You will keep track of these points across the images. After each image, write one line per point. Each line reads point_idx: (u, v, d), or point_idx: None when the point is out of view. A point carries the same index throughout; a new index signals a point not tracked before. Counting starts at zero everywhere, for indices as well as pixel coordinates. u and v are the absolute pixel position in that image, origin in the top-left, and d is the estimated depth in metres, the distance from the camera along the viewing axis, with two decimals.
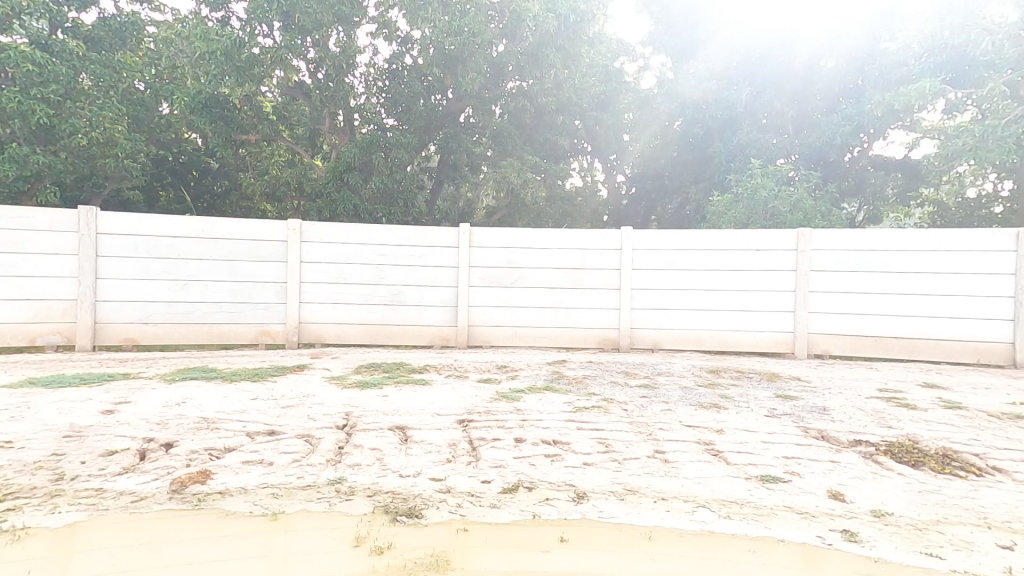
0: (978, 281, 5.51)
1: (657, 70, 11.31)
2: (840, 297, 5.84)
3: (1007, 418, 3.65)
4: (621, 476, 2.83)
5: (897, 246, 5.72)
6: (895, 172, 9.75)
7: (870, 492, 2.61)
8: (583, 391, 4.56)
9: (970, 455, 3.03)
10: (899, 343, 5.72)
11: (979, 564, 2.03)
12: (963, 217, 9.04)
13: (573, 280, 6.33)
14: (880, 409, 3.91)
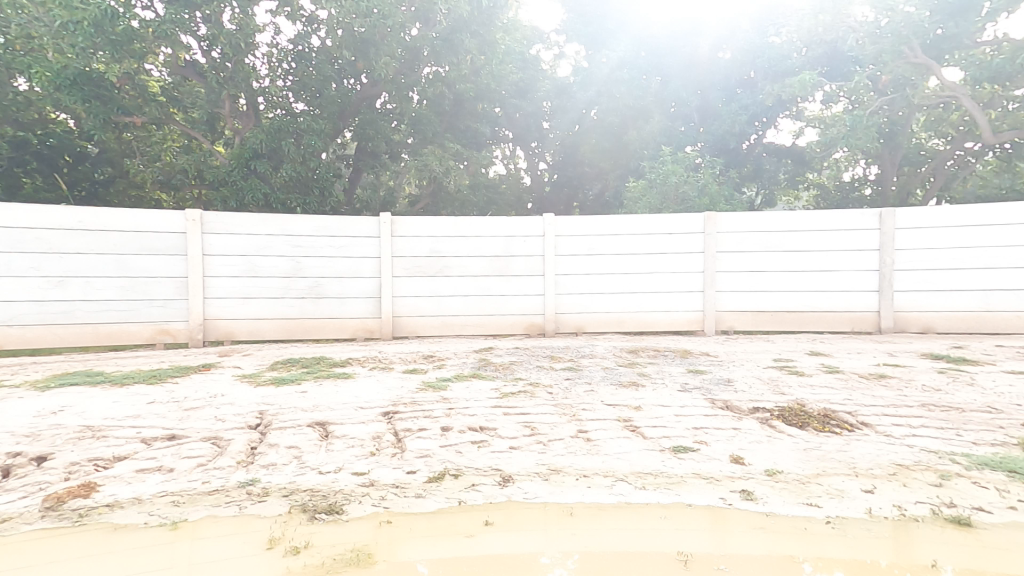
0: (859, 258, 6.07)
1: (572, 57, 11.51)
2: (742, 276, 6.26)
3: (874, 378, 4.11)
4: (546, 458, 2.89)
5: (792, 227, 6.20)
6: (786, 159, 10.55)
7: (766, 454, 2.84)
8: (510, 376, 4.63)
9: (845, 413, 3.38)
10: (794, 317, 6.22)
11: (848, 508, 2.27)
12: (841, 199, 9.89)
13: (499, 267, 6.37)
14: (775, 378, 4.27)
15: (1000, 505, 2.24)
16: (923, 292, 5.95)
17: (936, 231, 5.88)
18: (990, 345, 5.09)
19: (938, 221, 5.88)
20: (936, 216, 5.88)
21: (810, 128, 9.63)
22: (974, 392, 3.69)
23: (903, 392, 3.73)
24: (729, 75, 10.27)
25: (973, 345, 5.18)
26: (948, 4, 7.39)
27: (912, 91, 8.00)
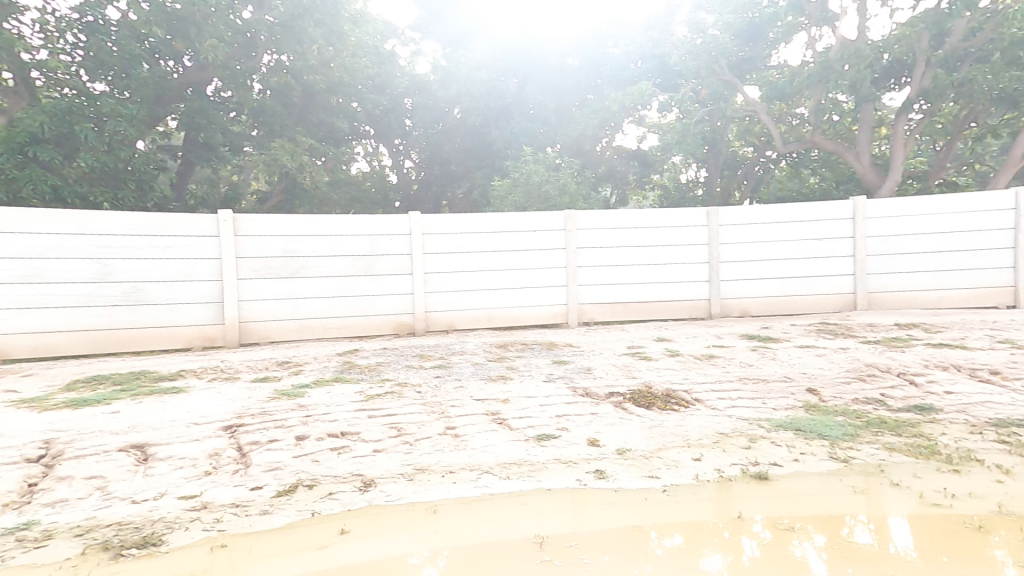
0: (696, 251, 6.77)
1: (430, 55, 11.50)
2: (599, 270, 6.68)
3: (705, 358, 4.64)
4: (412, 457, 2.82)
5: (641, 224, 6.75)
6: (632, 161, 11.48)
7: (618, 434, 3.04)
8: (377, 378, 4.46)
9: (682, 391, 3.75)
10: (645, 307, 6.78)
11: (679, 476, 2.51)
12: (680, 199, 11.30)
13: (364, 267, 6.11)
14: (628, 363, 4.62)
15: (789, 459, 2.65)
16: (748, 280, 6.74)
17: (755, 227, 6.70)
18: (788, 325, 6.00)
19: (754, 218, 6.70)
20: (754, 213, 6.69)
21: (650, 133, 10.68)
22: (775, 364, 4.34)
23: (726, 369, 4.25)
24: (579, 80, 10.92)
25: (778, 325, 6.06)
26: (741, 30, 8.89)
27: (725, 105, 9.23)
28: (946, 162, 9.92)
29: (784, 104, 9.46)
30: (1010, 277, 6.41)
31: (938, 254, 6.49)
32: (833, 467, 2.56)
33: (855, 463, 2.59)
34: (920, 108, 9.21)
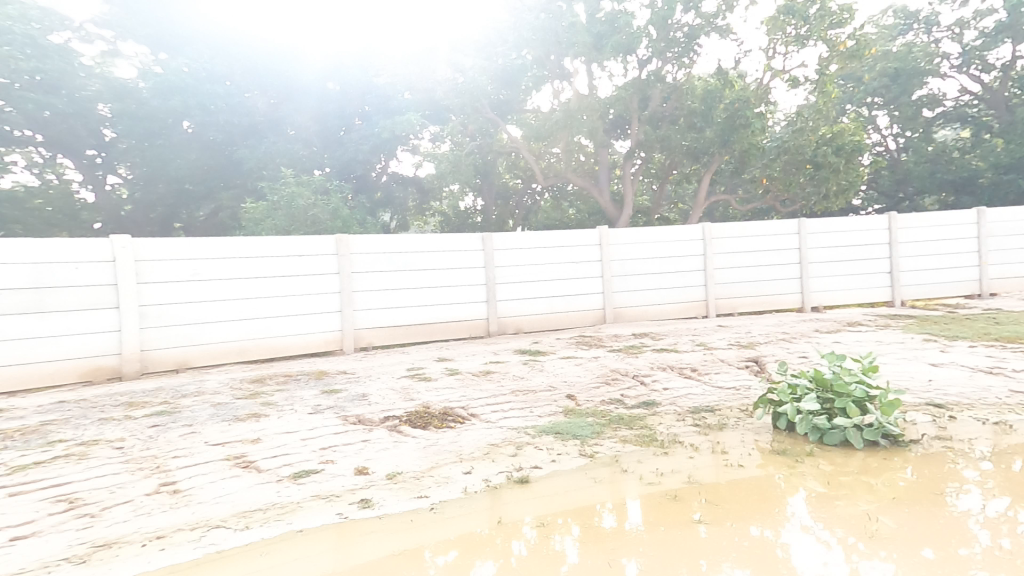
0: (472, 274, 7.12)
1: (132, 59, 10.91)
2: (376, 294, 6.57)
3: (483, 374, 4.90)
4: (87, 533, 2.29)
5: (420, 248, 6.87)
6: (411, 188, 11.95)
7: (389, 459, 3.00)
8: (40, 441, 3.53)
9: (460, 408, 3.89)
10: (422, 329, 6.88)
11: (448, 492, 2.58)
12: (461, 224, 12.40)
13: (29, 302, 4.89)
14: (407, 386, 4.58)
15: (548, 461, 2.96)
16: (525, 299, 7.35)
17: (524, 251, 7.35)
18: (552, 339, 6.72)
19: (524, 243, 7.35)
20: (523, 239, 7.36)
21: (426, 162, 11.15)
22: (543, 375, 4.82)
23: (501, 383, 4.55)
24: (324, 103, 11.32)
25: (545, 339, 6.73)
26: (498, 79, 10.91)
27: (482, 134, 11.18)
28: (662, 200, 12.86)
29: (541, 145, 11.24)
30: (703, 294, 7.93)
31: (659, 275, 7.80)
32: (582, 462, 2.97)
33: (599, 457, 3.06)
34: (641, 157, 11.97)
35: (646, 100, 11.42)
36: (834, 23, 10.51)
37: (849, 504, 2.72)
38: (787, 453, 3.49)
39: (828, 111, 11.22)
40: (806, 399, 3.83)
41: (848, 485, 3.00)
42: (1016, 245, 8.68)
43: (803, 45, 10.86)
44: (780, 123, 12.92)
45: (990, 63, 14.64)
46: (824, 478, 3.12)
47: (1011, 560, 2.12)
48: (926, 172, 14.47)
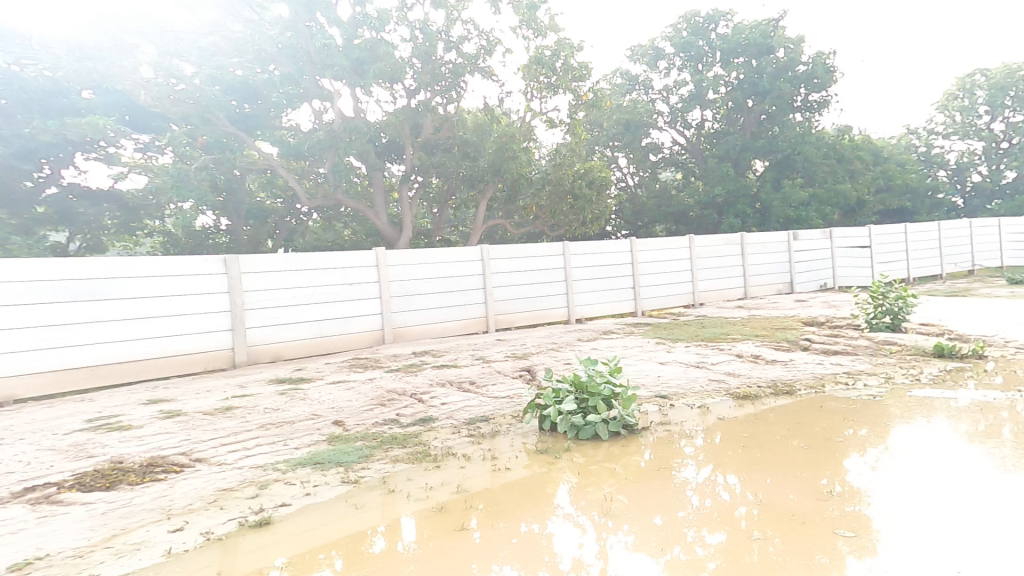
0: (202, 301, 6.23)
1: None
2: (36, 330, 5.17)
3: (217, 412, 4.48)
4: None
5: (128, 272, 5.74)
6: (104, 204, 12.18)
7: (35, 540, 2.49)
8: None
9: (176, 455, 3.53)
10: (127, 368, 5.70)
11: (140, 559, 2.32)
12: (196, 245, 13.90)
13: None
14: (86, 440, 3.88)
15: (300, 495, 2.98)
16: (274, 326, 6.75)
17: (268, 275, 6.71)
18: (322, 364, 6.43)
19: (276, 265, 6.79)
20: (270, 261, 6.73)
21: (128, 174, 12.02)
22: (305, 404, 4.65)
23: (244, 419, 4.27)
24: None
25: (312, 365, 6.41)
26: (198, 106, 11.55)
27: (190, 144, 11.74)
28: (441, 222, 14.62)
29: (303, 164, 13.12)
30: (483, 310, 8.50)
31: (442, 294, 8.12)
32: (343, 489, 3.06)
33: (362, 481, 3.18)
34: (419, 182, 13.56)
35: (418, 127, 12.55)
36: (575, 77, 12.39)
37: (596, 490, 3.32)
38: (546, 451, 3.99)
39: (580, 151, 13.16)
40: (565, 401, 4.40)
41: (596, 472, 3.60)
42: (714, 265, 11.19)
43: (552, 93, 12.53)
44: (545, 156, 14.82)
45: (688, 122, 18.86)
46: (578, 468, 3.67)
47: (707, 516, 2.86)
48: (654, 205, 18.09)
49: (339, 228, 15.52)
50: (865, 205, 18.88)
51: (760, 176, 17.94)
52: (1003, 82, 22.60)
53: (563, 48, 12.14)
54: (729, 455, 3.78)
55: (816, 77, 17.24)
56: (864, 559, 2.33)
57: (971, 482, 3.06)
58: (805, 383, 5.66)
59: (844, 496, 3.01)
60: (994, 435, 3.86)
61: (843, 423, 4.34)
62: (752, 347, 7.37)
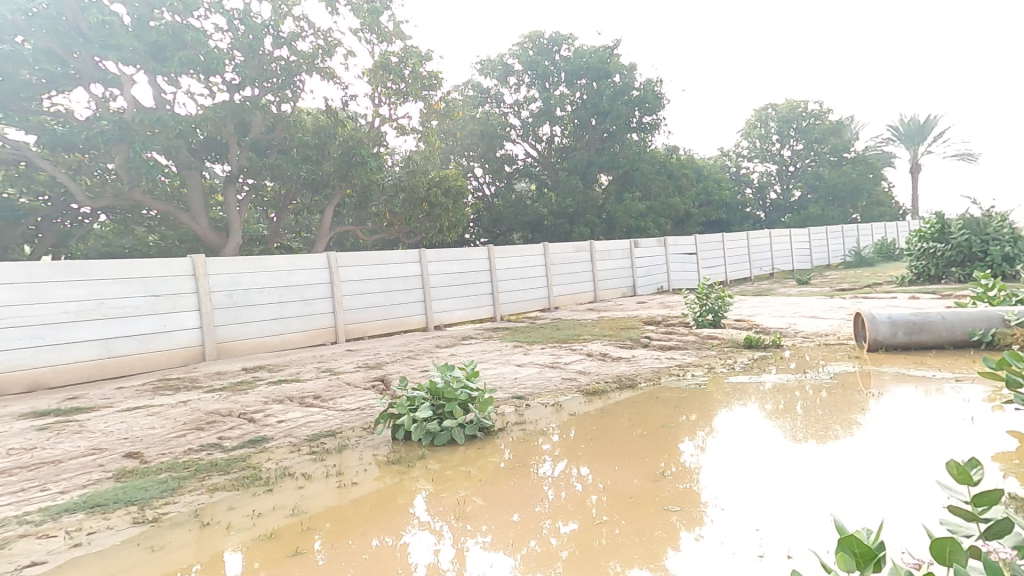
0: None
1: None
2: None
3: None
4: None
5: None
6: None
7: None
8: None
9: None
10: None
11: None
12: None
13: None
14: None
15: (70, 546, 2.67)
16: (29, 347, 5.58)
17: (19, 287, 5.51)
18: (107, 390, 5.55)
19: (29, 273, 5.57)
20: (24, 271, 5.54)
21: None
22: (79, 439, 4.14)
23: None
24: None
25: (92, 393, 5.49)
26: None
27: None
28: (277, 229, 13.76)
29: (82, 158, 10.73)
30: (332, 320, 8.13)
31: (280, 305, 7.61)
32: (137, 531, 2.82)
33: (163, 519, 2.95)
34: (249, 185, 12.58)
35: (245, 126, 11.75)
36: (425, 85, 12.51)
37: (451, 494, 3.36)
38: (399, 461, 3.93)
39: (434, 160, 13.65)
40: (420, 408, 4.38)
41: (451, 477, 3.64)
42: (567, 270, 11.92)
43: (402, 100, 12.47)
44: (399, 163, 14.77)
45: (539, 136, 19.97)
46: (433, 475, 3.67)
47: (561, 507, 3.06)
48: (511, 215, 18.87)
49: (139, 232, 13.86)
50: (691, 217, 21.48)
51: (606, 190, 19.57)
52: (789, 116, 27.22)
53: (411, 57, 12.14)
54: (581, 447, 4.04)
55: (648, 102, 19.19)
56: (691, 531, 2.66)
57: (771, 454, 3.63)
58: (645, 377, 6.24)
59: (676, 476, 3.39)
60: (789, 412, 4.59)
61: (676, 411, 4.86)
62: (600, 346, 7.97)
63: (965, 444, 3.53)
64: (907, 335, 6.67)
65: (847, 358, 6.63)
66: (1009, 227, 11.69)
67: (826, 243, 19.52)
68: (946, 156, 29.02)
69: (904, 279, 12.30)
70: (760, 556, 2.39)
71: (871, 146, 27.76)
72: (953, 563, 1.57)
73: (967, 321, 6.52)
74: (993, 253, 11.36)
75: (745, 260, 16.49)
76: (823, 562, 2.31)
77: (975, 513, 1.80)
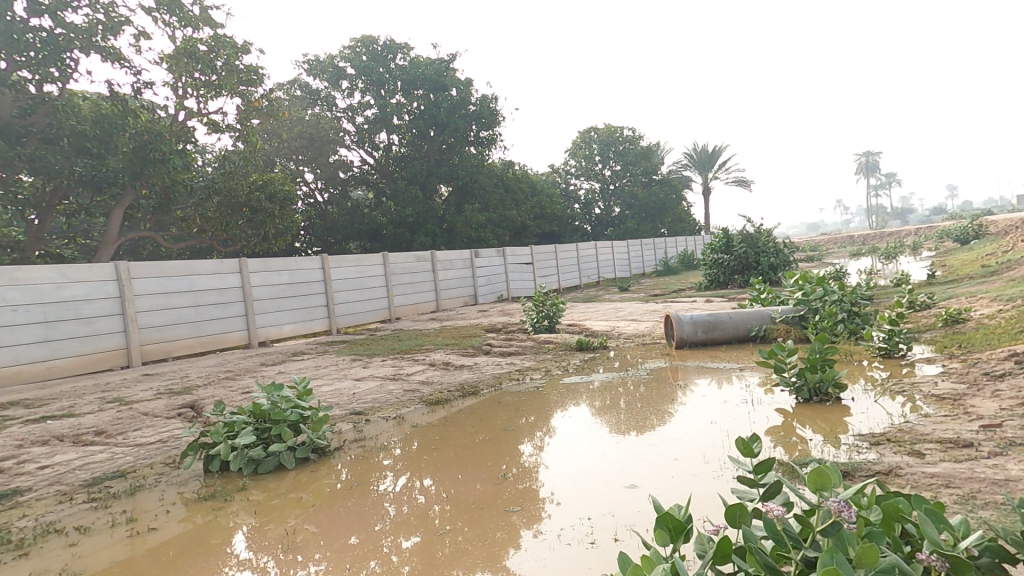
0: None
1: None
2: None
3: None
4: None
5: None
6: None
7: None
8: None
9: None
10: None
11: None
12: None
13: None
14: None
15: None
16: None
17: None
18: None
19: None
20: None
21: None
22: None
23: None
24: None
25: None
26: None
27: None
28: (44, 234, 11.40)
29: None
30: (123, 341, 6.97)
31: (45, 325, 6.30)
32: None
33: None
34: None
35: None
36: (243, 80, 11.51)
37: (278, 525, 3.07)
38: (214, 496, 3.47)
39: (255, 162, 12.55)
40: (240, 434, 3.91)
41: (277, 507, 3.32)
42: (407, 280, 11.76)
43: (214, 95, 11.30)
44: (212, 162, 13.31)
45: (376, 143, 19.58)
46: (255, 507, 3.32)
47: (403, 522, 2.98)
48: (347, 223, 18.26)
49: None
50: (526, 229, 22.80)
51: (446, 201, 19.77)
52: (608, 139, 30.32)
53: (222, 46, 11.00)
54: (424, 458, 3.97)
55: (484, 117, 19.88)
56: (531, 528, 2.78)
57: (600, 449, 3.95)
58: (487, 383, 6.37)
59: (516, 477, 3.52)
60: (613, 408, 5.05)
61: (516, 414, 5.04)
62: (443, 355, 7.97)
63: (747, 423, 4.20)
64: (705, 333, 7.78)
65: (661, 356, 7.51)
66: (773, 241, 14.41)
67: (641, 254, 22.07)
68: (728, 182, 34.75)
69: (702, 284, 14.37)
70: (592, 544, 2.58)
71: (673, 170, 32.11)
72: (741, 525, 1.89)
73: (747, 319, 7.82)
74: (763, 264, 13.86)
75: (575, 269, 17.89)
76: (643, 540, 2.57)
77: (756, 480, 2.17)
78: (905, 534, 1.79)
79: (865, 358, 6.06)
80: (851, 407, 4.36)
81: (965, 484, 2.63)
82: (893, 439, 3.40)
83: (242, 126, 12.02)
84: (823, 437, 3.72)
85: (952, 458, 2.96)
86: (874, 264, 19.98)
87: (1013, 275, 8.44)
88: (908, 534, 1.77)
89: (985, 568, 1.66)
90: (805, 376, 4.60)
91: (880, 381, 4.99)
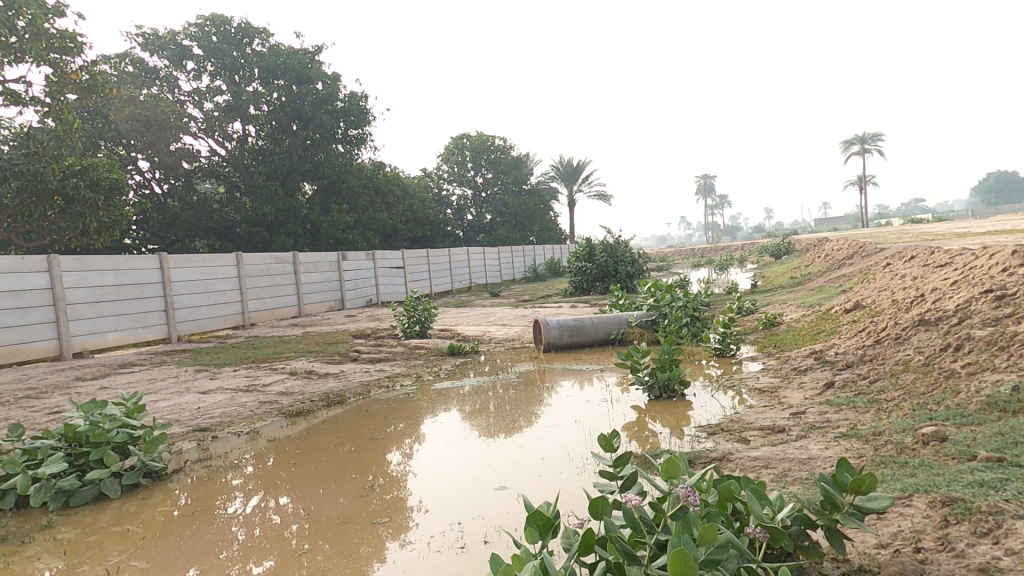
0: None
1: None
2: None
3: None
4: None
5: None
6: None
7: None
8: None
9: None
10: None
11: None
12: None
13: None
14: None
15: None
16: None
17: None
18: None
19: None
20: None
21: None
22: None
23: None
24: None
25: None
26: None
27: None
28: None
29: None
30: None
31: None
32: None
33: None
34: None
35: None
36: (54, 47, 9.84)
37: (96, 565, 2.64)
38: (4, 540, 2.89)
39: (71, 143, 10.74)
40: (46, 462, 3.29)
41: (94, 544, 2.87)
42: (265, 283, 10.87)
43: (14, 61, 9.57)
44: (10, 140, 11.15)
45: (228, 133, 17.95)
46: (67, 546, 2.84)
47: (254, 546, 2.74)
48: (192, 219, 16.59)
49: None
50: (397, 232, 22.40)
51: (310, 200, 18.69)
52: (479, 148, 30.92)
53: (26, 3, 9.29)
54: (281, 475, 3.68)
55: (353, 115, 19.02)
56: (398, 539, 2.71)
57: (471, 453, 3.98)
58: (354, 391, 6.10)
59: (383, 487, 3.40)
60: (482, 412, 5.11)
61: (384, 423, 4.88)
62: (305, 363, 7.48)
63: (607, 420, 4.51)
64: (570, 337, 8.20)
65: (530, 359, 7.78)
66: (630, 251, 15.78)
67: (511, 262, 22.78)
68: (590, 195, 37.26)
69: (568, 291, 15.19)
70: (461, 548, 2.59)
71: (541, 181, 33.54)
72: (603, 516, 2.01)
73: (608, 324, 8.38)
74: (621, 272, 15.04)
75: (447, 274, 17.93)
76: (512, 540, 2.64)
77: (615, 473, 2.32)
78: (735, 511, 2.04)
79: (704, 357, 6.84)
80: (693, 402, 4.89)
81: (779, 464, 3.02)
82: (726, 429, 3.87)
83: (53, 99, 10.13)
84: (670, 430, 4.12)
85: (770, 442, 3.41)
86: (712, 275, 22.65)
87: (814, 285, 10.10)
88: (738, 511, 2.02)
89: (795, 535, 1.96)
90: (656, 375, 5.03)
91: (716, 377, 5.68)
